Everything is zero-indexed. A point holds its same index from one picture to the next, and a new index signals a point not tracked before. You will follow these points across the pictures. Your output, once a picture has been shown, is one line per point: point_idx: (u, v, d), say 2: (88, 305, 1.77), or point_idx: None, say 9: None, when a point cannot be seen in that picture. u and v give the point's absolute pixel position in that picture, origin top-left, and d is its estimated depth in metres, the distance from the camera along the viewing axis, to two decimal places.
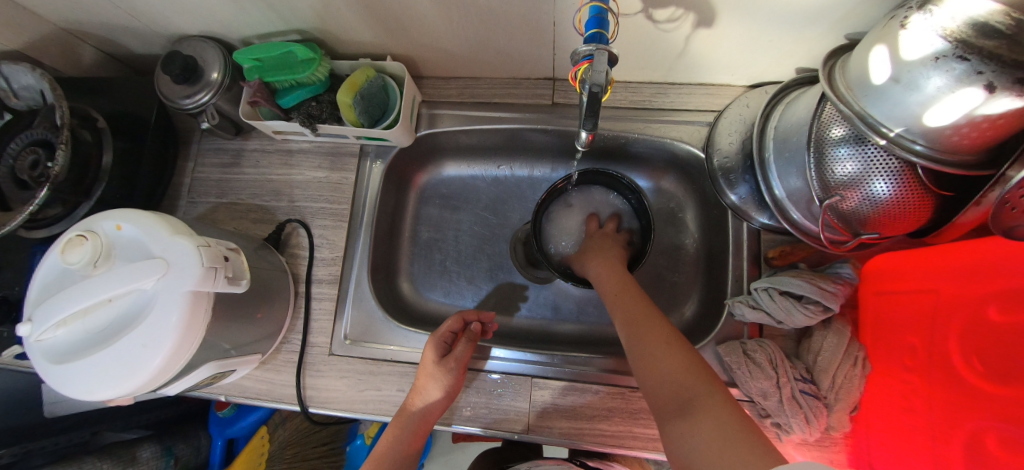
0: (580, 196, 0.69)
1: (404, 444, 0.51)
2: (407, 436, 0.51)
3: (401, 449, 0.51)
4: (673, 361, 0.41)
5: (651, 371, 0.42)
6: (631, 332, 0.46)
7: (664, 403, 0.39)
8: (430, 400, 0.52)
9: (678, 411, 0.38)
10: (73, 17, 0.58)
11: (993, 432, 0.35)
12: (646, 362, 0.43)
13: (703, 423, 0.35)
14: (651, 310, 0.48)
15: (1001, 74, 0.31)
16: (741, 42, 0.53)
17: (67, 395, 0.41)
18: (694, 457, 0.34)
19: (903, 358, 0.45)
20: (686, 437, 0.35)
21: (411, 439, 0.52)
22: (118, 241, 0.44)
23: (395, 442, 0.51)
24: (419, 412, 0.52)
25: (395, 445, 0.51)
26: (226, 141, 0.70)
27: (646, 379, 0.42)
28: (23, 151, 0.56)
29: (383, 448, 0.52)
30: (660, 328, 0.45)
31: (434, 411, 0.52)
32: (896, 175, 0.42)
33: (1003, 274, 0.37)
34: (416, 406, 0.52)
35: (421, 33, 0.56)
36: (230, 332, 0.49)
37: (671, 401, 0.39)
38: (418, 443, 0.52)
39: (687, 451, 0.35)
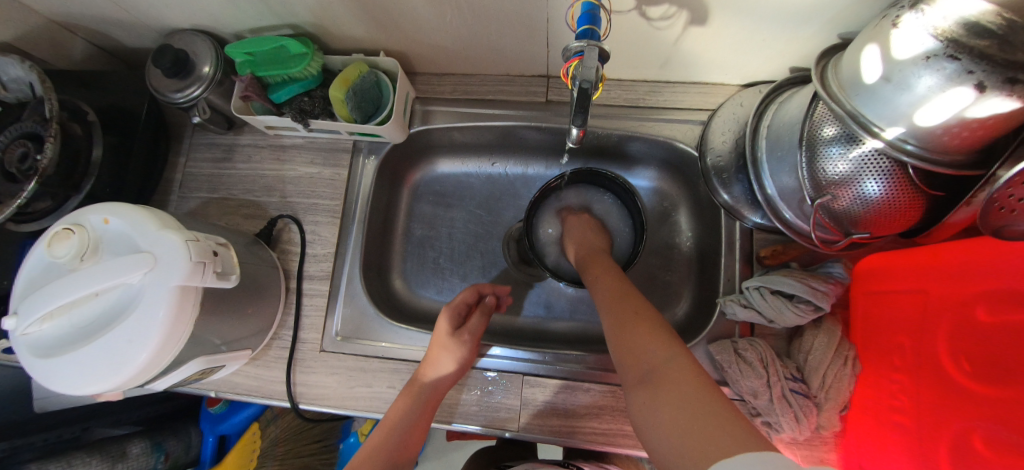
0: (573, 195, 0.69)
1: (412, 419, 0.50)
2: (417, 409, 0.51)
3: (409, 426, 0.50)
4: (641, 334, 0.40)
5: (620, 345, 0.41)
6: (609, 309, 0.46)
7: (631, 374, 0.38)
8: (444, 369, 0.53)
9: (641, 381, 0.37)
10: (63, 10, 0.57)
11: (980, 433, 0.34)
12: (617, 338, 0.42)
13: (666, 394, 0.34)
14: (625, 289, 0.47)
15: (991, 74, 0.31)
16: (735, 40, 0.52)
17: (52, 390, 0.41)
18: (658, 428, 0.33)
19: (891, 358, 0.44)
20: (649, 408, 0.34)
21: (420, 415, 0.51)
22: (105, 235, 0.43)
23: (403, 416, 0.50)
24: (432, 382, 0.52)
25: (402, 420, 0.50)
26: (218, 136, 0.69)
27: (618, 353, 0.41)
28: (12, 144, 0.55)
29: (389, 423, 0.50)
30: (635, 304, 0.44)
31: (445, 383, 0.53)
32: (887, 174, 0.42)
33: (994, 275, 0.36)
34: (427, 377, 0.53)
35: (414, 29, 0.56)
36: (220, 327, 0.49)
37: (636, 372, 0.38)
38: (426, 420, 0.51)
39: (650, 422, 0.34)
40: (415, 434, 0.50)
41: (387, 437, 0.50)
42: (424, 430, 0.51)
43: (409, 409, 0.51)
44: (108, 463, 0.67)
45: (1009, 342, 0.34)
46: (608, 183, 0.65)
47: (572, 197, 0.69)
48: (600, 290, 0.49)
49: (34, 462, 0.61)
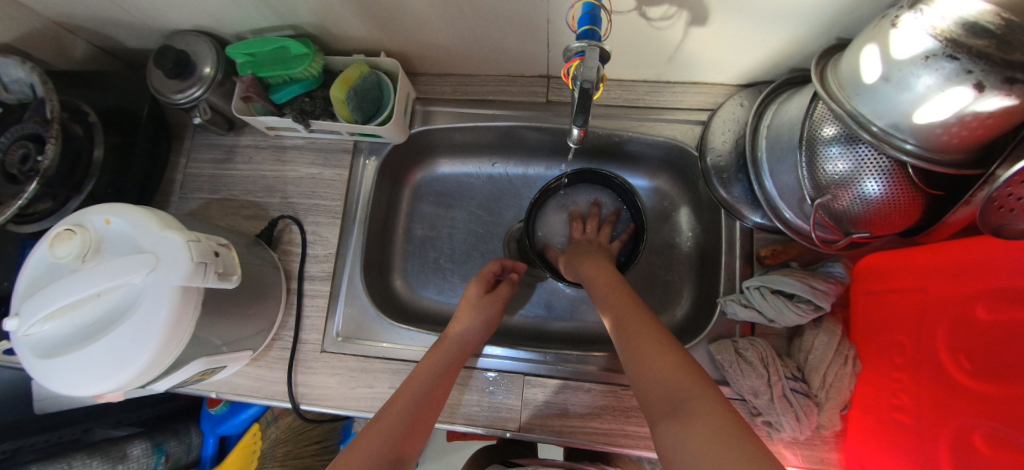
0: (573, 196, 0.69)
1: (439, 374, 0.50)
2: (444, 366, 0.51)
3: (436, 381, 0.49)
4: (671, 365, 0.39)
5: (646, 375, 0.39)
6: (626, 332, 0.45)
7: (656, 405, 0.37)
8: (470, 330, 0.56)
9: (669, 411, 0.35)
10: (65, 11, 0.58)
11: (980, 432, 0.34)
12: (640, 364, 0.40)
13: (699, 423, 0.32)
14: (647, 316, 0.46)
15: (990, 73, 0.31)
16: (734, 41, 0.53)
17: (55, 391, 0.41)
18: (685, 461, 0.31)
19: (892, 357, 0.44)
20: (679, 439, 0.32)
21: (445, 375, 0.50)
22: (107, 235, 0.43)
23: (431, 370, 0.49)
24: (458, 340, 0.54)
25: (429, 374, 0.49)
26: (219, 137, 0.69)
27: (641, 383, 0.39)
28: (13, 144, 0.55)
29: (417, 376, 0.49)
30: (659, 333, 0.43)
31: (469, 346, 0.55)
32: (886, 173, 0.42)
33: (992, 272, 0.36)
34: (454, 337, 0.54)
35: (415, 30, 0.56)
36: (221, 327, 0.49)
37: (663, 402, 0.36)
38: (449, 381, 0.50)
39: (676, 451, 0.32)
40: (438, 395, 0.48)
41: (415, 388, 0.47)
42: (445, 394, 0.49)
43: (437, 366, 0.50)
44: (109, 464, 0.67)
45: (1008, 339, 0.34)
46: (608, 183, 0.65)
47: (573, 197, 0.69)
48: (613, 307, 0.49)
49: (34, 463, 0.61)
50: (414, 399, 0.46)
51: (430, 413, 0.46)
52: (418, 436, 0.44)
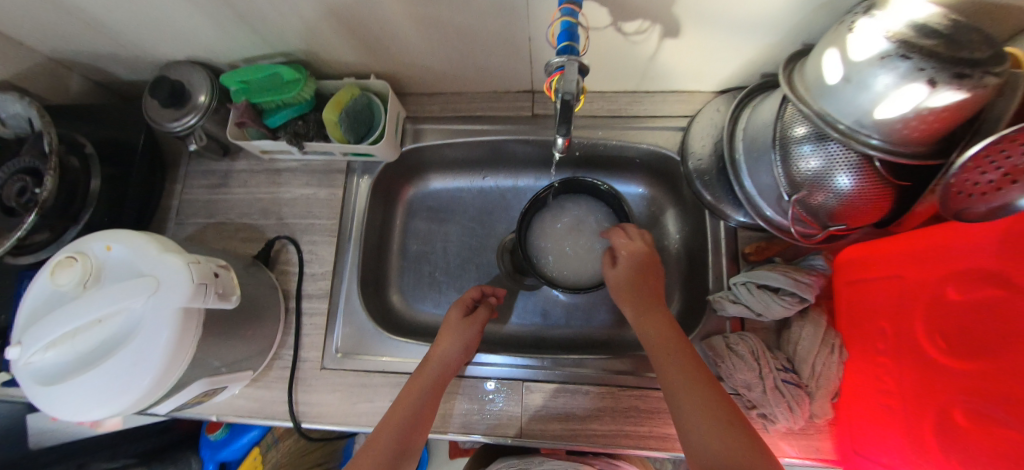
0: (566, 206, 0.71)
1: (417, 414, 0.48)
2: (421, 404, 0.49)
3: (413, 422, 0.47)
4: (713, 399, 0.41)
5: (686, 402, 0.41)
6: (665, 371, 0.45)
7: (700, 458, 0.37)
8: (447, 361, 0.54)
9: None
10: (62, 47, 0.59)
11: (960, 407, 0.36)
12: (684, 414, 0.41)
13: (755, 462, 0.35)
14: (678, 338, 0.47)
15: (940, 70, 0.35)
16: (706, 51, 0.56)
17: (56, 417, 0.41)
18: None
19: (875, 342, 0.46)
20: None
21: (423, 413, 0.49)
22: (108, 262, 0.44)
23: (407, 412, 0.48)
24: (439, 364, 0.53)
25: (405, 418, 0.47)
26: (214, 163, 0.71)
27: (677, 410, 0.42)
28: (10, 178, 0.57)
29: (393, 419, 0.47)
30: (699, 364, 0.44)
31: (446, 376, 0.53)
32: (856, 168, 0.45)
33: (961, 254, 0.38)
34: (432, 370, 0.52)
35: (404, 53, 0.59)
36: (220, 348, 0.50)
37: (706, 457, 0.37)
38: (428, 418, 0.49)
39: None
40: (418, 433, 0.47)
41: (390, 433, 0.46)
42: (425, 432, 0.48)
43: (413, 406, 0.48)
44: None
45: (982, 319, 0.35)
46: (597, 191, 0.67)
47: (564, 208, 0.71)
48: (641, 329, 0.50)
49: None
50: (390, 447, 0.45)
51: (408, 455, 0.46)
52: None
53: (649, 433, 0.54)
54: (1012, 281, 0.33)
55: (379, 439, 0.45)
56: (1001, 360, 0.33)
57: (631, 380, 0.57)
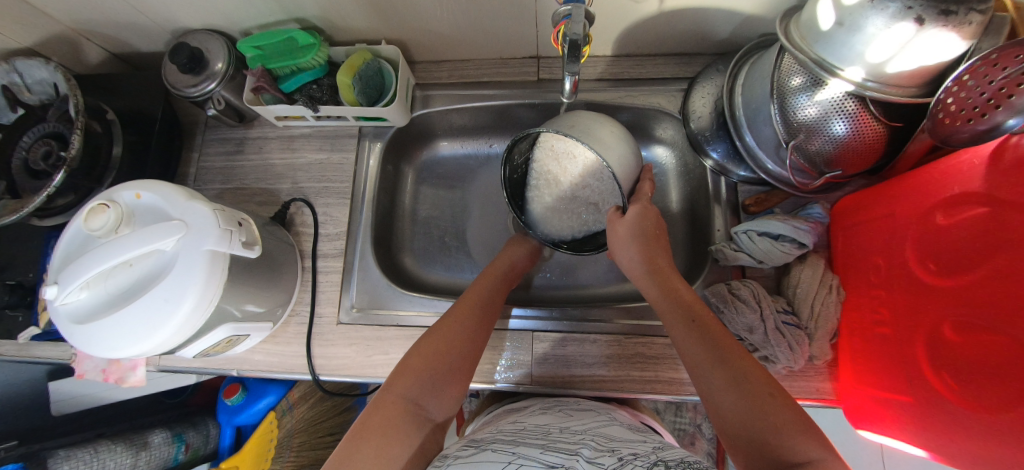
0: (549, 148, 0.62)
1: (471, 330, 0.51)
2: (471, 326, 0.51)
3: (467, 346, 0.50)
4: (758, 402, 0.37)
5: (732, 408, 0.38)
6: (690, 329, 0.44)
7: (738, 438, 0.37)
8: (489, 296, 0.56)
9: (761, 453, 0.35)
10: (82, 17, 0.62)
11: (950, 323, 0.38)
12: (704, 384, 0.41)
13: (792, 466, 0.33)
14: (696, 326, 0.44)
15: (927, 8, 0.37)
16: (705, 10, 0.58)
17: (91, 353, 0.45)
18: None
19: (872, 278, 0.49)
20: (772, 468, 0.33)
21: (477, 336, 0.51)
22: (137, 209, 0.48)
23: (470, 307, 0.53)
24: (505, 268, 0.61)
25: (456, 340, 0.49)
26: (230, 131, 0.73)
27: (716, 402, 0.39)
28: (36, 143, 0.59)
29: (460, 312, 0.52)
30: (739, 358, 0.40)
31: (495, 311, 0.55)
32: (852, 114, 0.47)
33: (947, 183, 0.41)
34: (478, 301, 0.55)
35: (414, 17, 0.61)
36: (243, 296, 0.52)
37: (747, 438, 0.36)
38: (478, 342, 0.51)
39: None
40: (469, 360, 0.49)
41: (459, 320, 0.51)
42: (475, 362, 0.50)
43: (466, 327, 0.51)
44: (132, 450, 0.73)
45: (968, 238, 0.38)
46: (572, 121, 0.54)
47: (547, 153, 0.63)
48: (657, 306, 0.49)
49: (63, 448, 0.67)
50: (444, 363, 0.47)
51: (461, 375, 0.48)
52: (449, 396, 0.47)
53: (655, 378, 0.57)
54: (995, 197, 0.36)
55: (428, 349, 0.48)
56: (994, 269, 0.35)
57: (635, 329, 0.60)
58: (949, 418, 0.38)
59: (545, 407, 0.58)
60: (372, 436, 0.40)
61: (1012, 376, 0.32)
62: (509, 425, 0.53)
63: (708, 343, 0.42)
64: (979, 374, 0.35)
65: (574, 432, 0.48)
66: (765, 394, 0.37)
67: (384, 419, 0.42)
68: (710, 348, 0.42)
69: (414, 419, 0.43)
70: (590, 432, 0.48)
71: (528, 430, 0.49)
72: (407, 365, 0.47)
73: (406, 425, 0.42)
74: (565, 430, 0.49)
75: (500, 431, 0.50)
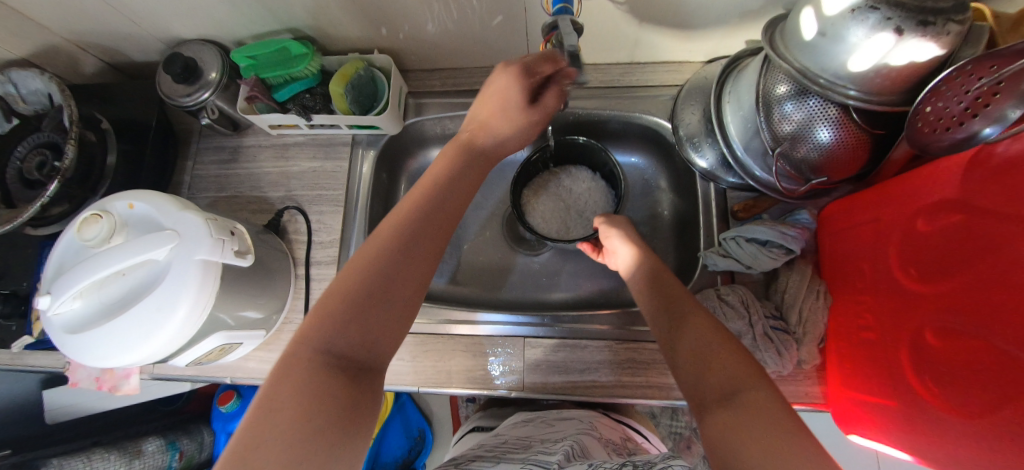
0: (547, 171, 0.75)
1: (410, 249, 0.40)
2: (408, 241, 0.41)
3: (406, 271, 0.39)
4: (731, 370, 0.36)
5: (693, 364, 0.38)
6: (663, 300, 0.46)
7: (700, 394, 0.36)
8: (427, 206, 0.44)
9: (721, 400, 0.34)
10: (78, 28, 0.62)
11: (931, 328, 0.39)
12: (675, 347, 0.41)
13: (748, 424, 0.31)
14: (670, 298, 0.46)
15: (906, 19, 0.37)
16: (692, 19, 0.59)
17: (83, 362, 0.45)
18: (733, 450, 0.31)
19: (856, 283, 0.50)
20: (728, 427, 0.32)
21: (409, 258, 0.40)
22: (130, 218, 0.48)
23: (409, 219, 0.42)
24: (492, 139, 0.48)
25: (394, 240, 0.40)
26: (224, 140, 0.73)
27: (681, 364, 0.40)
28: (31, 153, 0.60)
29: (396, 223, 0.42)
30: (718, 333, 0.39)
31: (446, 223, 0.44)
32: (836, 122, 0.48)
33: (925, 191, 0.42)
34: (414, 206, 0.43)
35: (406, 26, 0.62)
36: (236, 303, 0.52)
37: (709, 390, 0.36)
38: (417, 254, 0.41)
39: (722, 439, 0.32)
40: (407, 281, 0.40)
41: (396, 231, 0.41)
42: (417, 289, 0.40)
43: (394, 253, 0.40)
44: (126, 459, 0.73)
45: (947, 243, 0.38)
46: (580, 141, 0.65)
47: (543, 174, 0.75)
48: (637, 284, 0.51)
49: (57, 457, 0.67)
50: (389, 241, 0.40)
51: (399, 304, 0.39)
52: (385, 334, 0.38)
53: (646, 383, 0.57)
54: (972, 205, 0.36)
55: (364, 270, 0.38)
56: (973, 272, 0.35)
57: (626, 335, 0.60)
58: (932, 421, 0.39)
59: (527, 419, 0.59)
60: (289, 390, 0.31)
61: (995, 381, 0.32)
62: (491, 440, 0.54)
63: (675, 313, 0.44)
64: (958, 377, 0.36)
65: (554, 441, 0.49)
66: (739, 364, 0.36)
67: (301, 376, 0.32)
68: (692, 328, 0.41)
69: (343, 367, 0.34)
70: (569, 440, 0.49)
71: (510, 444, 0.50)
72: (323, 304, 0.37)
73: (332, 378, 0.33)
74: (545, 441, 0.49)
75: (480, 447, 0.50)
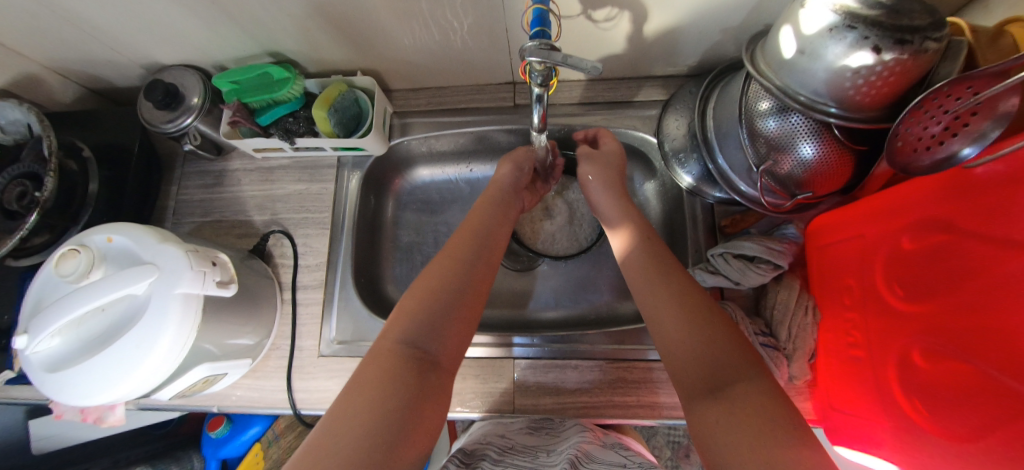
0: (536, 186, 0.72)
1: (475, 248, 0.49)
2: (473, 243, 0.50)
3: (467, 277, 0.46)
4: (733, 363, 0.37)
5: (686, 351, 0.39)
6: (648, 279, 0.46)
7: (690, 382, 0.38)
8: (485, 233, 0.52)
9: (709, 391, 0.36)
10: (58, 56, 0.62)
11: (918, 349, 0.39)
12: (660, 335, 0.42)
13: (736, 421, 0.33)
14: (667, 275, 0.45)
15: (883, 38, 0.38)
16: (674, 36, 0.59)
17: (61, 401, 0.44)
18: (721, 441, 0.33)
19: (843, 299, 0.50)
20: (719, 422, 0.34)
21: (472, 274, 0.47)
22: (108, 252, 0.47)
23: (478, 227, 0.52)
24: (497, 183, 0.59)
25: (469, 242, 0.50)
26: (209, 163, 0.73)
27: (668, 348, 0.41)
28: (8, 184, 0.58)
29: (466, 232, 0.51)
30: (719, 316, 0.41)
31: (499, 247, 0.52)
32: (818, 138, 0.48)
33: (908, 209, 0.42)
34: (478, 222, 0.53)
35: (388, 48, 0.62)
36: (219, 333, 0.51)
37: (699, 380, 0.37)
38: (484, 260, 0.49)
39: (712, 428, 0.34)
40: (472, 292, 0.46)
41: (464, 241, 0.50)
42: (479, 301, 0.47)
43: (455, 263, 0.47)
44: None
45: (933, 263, 0.38)
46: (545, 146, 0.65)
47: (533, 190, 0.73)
48: (624, 259, 0.50)
49: None
50: (463, 252, 0.48)
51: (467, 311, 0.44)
52: (453, 340, 0.43)
53: (636, 402, 0.57)
54: (957, 226, 0.36)
55: (449, 265, 0.47)
56: (959, 294, 0.35)
57: (617, 353, 0.60)
58: (920, 442, 0.39)
59: (527, 422, 0.57)
60: (372, 385, 0.37)
61: (983, 408, 0.32)
62: (495, 440, 0.53)
63: (677, 292, 0.43)
64: (945, 400, 0.36)
65: (557, 454, 0.48)
66: (739, 361, 0.37)
67: (382, 368, 0.38)
68: (691, 317, 0.41)
69: (415, 361, 0.40)
70: (571, 450, 0.48)
71: (518, 454, 0.50)
72: (404, 313, 0.43)
73: (406, 371, 0.38)
74: (549, 455, 0.49)
75: (488, 448, 0.51)
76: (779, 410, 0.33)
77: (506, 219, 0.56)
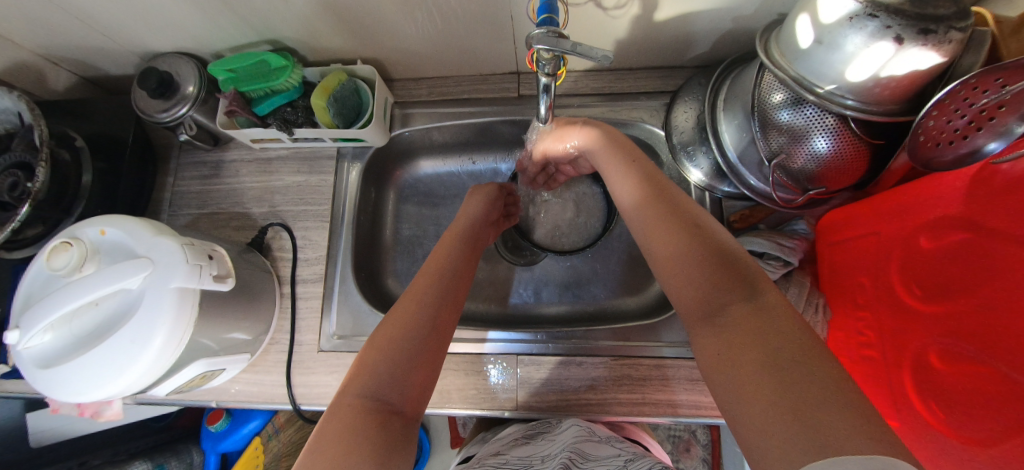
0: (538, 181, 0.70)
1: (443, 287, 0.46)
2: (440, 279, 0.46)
3: (432, 317, 0.42)
4: (726, 281, 0.34)
5: (680, 282, 0.37)
6: (644, 208, 0.43)
7: (690, 309, 0.36)
8: (453, 268, 0.49)
9: (707, 316, 0.34)
10: (48, 42, 0.60)
11: (935, 349, 0.38)
12: (659, 257, 0.40)
13: (732, 343, 0.31)
14: (659, 198, 0.43)
15: (906, 27, 0.36)
16: (685, 25, 0.57)
17: (56, 398, 0.43)
18: (717, 367, 0.32)
19: (855, 297, 0.49)
20: (716, 345, 0.32)
21: (439, 307, 0.44)
22: (102, 245, 0.46)
23: (444, 268, 0.48)
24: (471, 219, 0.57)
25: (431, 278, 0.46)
26: (205, 154, 0.71)
27: (665, 276, 0.39)
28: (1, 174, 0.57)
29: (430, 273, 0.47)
30: (716, 239, 0.38)
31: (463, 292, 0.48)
32: (833, 131, 0.47)
33: (927, 206, 0.40)
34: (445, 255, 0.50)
35: (389, 36, 0.60)
36: (217, 328, 0.50)
37: (697, 306, 0.35)
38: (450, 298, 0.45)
39: (709, 354, 0.33)
40: (436, 339, 0.42)
41: (430, 281, 0.46)
42: (448, 334, 0.43)
43: (419, 304, 0.43)
44: None
45: (952, 261, 0.37)
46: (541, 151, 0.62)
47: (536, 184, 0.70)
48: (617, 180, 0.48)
49: None
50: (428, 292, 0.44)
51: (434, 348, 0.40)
52: (418, 381, 0.39)
53: (641, 399, 0.56)
54: (979, 224, 0.35)
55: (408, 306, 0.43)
56: (980, 295, 0.34)
57: (623, 350, 0.59)
58: (937, 445, 0.38)
59: (526, 434, 0.57)
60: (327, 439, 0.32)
61: (999, 403, 0.32)
62: (490, 457, 0.53)
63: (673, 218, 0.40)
64: (964, 403, 0.35)
65: (551, 459, 0.48)
66: (735, 280, 0.34)
67: (341, 426, 0.33)
68: (687, 233, 0.39)
69: (375, 413, 0.35)
70: (564, 452, 0.49)
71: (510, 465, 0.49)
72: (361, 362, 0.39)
73: (366, 426, 0.34)
74: (544, 460, 0.49)
75: (480, 466, 0.50)
76: (777, 325, 0.30)
77: (473, 257, 0.53)
